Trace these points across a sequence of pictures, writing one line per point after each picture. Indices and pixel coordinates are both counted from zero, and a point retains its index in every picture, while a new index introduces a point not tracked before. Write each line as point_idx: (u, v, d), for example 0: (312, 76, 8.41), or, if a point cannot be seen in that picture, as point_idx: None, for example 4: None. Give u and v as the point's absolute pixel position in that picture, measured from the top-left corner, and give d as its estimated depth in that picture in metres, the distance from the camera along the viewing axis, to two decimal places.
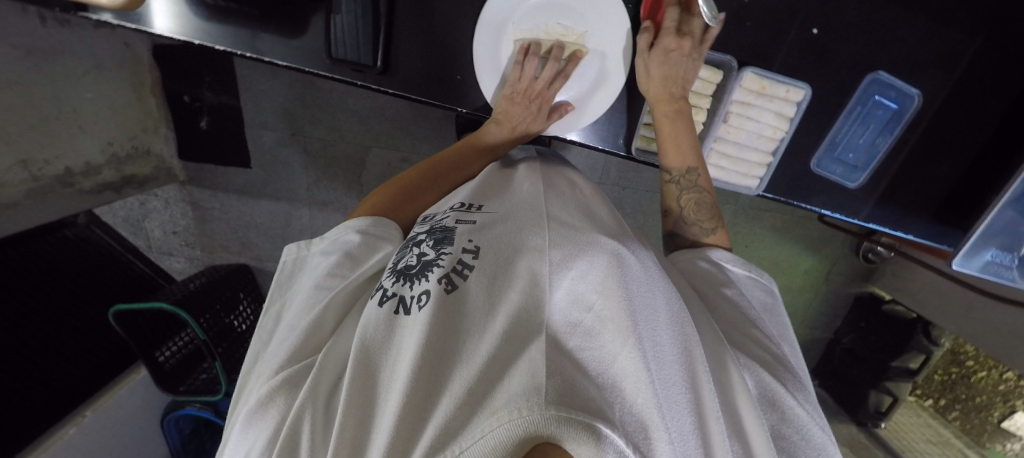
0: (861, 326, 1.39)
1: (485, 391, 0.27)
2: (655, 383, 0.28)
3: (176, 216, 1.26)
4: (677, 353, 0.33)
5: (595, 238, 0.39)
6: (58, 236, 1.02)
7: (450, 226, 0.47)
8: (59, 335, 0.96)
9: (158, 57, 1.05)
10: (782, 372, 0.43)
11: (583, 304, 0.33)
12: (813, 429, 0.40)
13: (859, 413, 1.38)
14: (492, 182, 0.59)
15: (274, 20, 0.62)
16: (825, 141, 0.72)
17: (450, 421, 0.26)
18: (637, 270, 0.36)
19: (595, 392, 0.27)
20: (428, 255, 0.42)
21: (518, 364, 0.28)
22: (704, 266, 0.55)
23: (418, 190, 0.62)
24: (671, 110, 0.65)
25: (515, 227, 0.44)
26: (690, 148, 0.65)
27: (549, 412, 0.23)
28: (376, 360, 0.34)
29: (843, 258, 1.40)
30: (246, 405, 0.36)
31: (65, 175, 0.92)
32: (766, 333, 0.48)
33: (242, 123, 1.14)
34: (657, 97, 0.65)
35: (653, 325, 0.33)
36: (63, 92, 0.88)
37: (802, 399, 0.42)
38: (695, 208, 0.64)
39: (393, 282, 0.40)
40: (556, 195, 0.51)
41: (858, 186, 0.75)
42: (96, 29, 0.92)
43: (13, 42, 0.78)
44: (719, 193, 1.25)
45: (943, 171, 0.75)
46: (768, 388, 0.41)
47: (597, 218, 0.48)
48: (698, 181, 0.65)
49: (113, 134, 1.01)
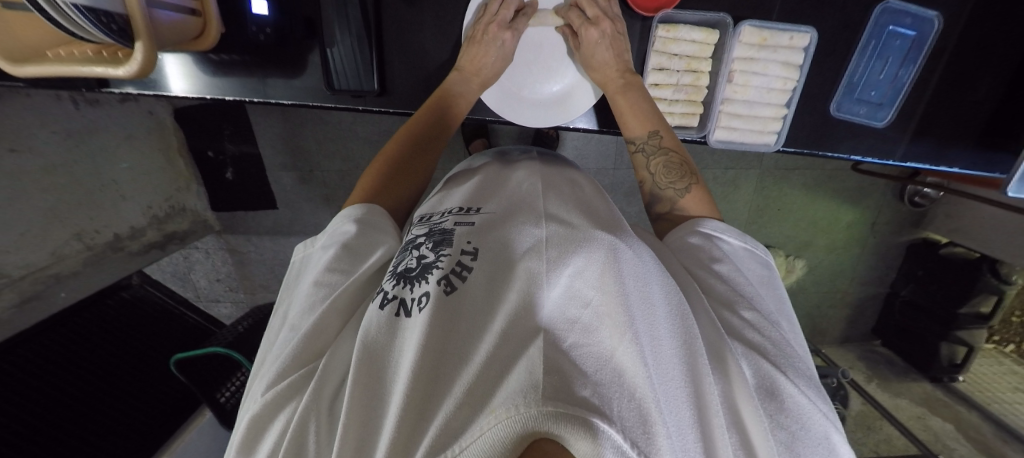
0: (919, 274, 1.28)
1: (486, 390, 0.28)
2: (652, 379, 0.28)
3: (217, 265, 1.34)
4: (676, 348, 0.33)
5: (591, 233, 0.39)
6: (118, 299, 1.12)
7: (448, 228, 0.48)
8: (129, 389, 1.04)
9: (180, 119, 1.11)
10: (779, 356, 0.41)
11: (581, 300, 0.33)
12: (816, 418, 0.37)
13: (933, 369, 1.30)
14: (491, 182, 0.59)
15: (275, 63, 0.65)
16: (841, 84, 0.68)
17: (450, 421, 0.27)
18: (634, 260, 0.36)
19: (593, 387, 0.26)
20: (427, 257, 0.43)
21: (517, 363, 0.29)
22: (694, 241, 0.51)
23: (395, 167, 0.60)
24: (619, 85, 0.64)
25: (514, 227, 0.44)
26: (649, 113, 0.63)
27: (545, 410, 0.24)
28: (378, 361, 0.35)
29: (886, 207, 1.31)
30: (248, 409, 0.38)
31: (114, 240, 1.00)
32: (763, 312, 0.45)
33: (263, 169, 1.20)
34: (604, 76, 0.64)
35: (652, 321, 0.32)
36: (103, 164, 0.96)
37: (806, 386, 0.39)
38: (665, 171, 0.60)
39: (393, 284, 0.41)
40: (556, 192, 0.51)
41: (886, 124, 0.71)
42: (122, 102, 1.01)
43: (55, 127, 0.87)
44: (739, 161, 1.21)
45: (981, 95, 0.69)
46: (768, 376, 0.39)
47: (595, 214, 0.47)
48: (664, 143, 0.62)
49: (151, 197, 1.08)
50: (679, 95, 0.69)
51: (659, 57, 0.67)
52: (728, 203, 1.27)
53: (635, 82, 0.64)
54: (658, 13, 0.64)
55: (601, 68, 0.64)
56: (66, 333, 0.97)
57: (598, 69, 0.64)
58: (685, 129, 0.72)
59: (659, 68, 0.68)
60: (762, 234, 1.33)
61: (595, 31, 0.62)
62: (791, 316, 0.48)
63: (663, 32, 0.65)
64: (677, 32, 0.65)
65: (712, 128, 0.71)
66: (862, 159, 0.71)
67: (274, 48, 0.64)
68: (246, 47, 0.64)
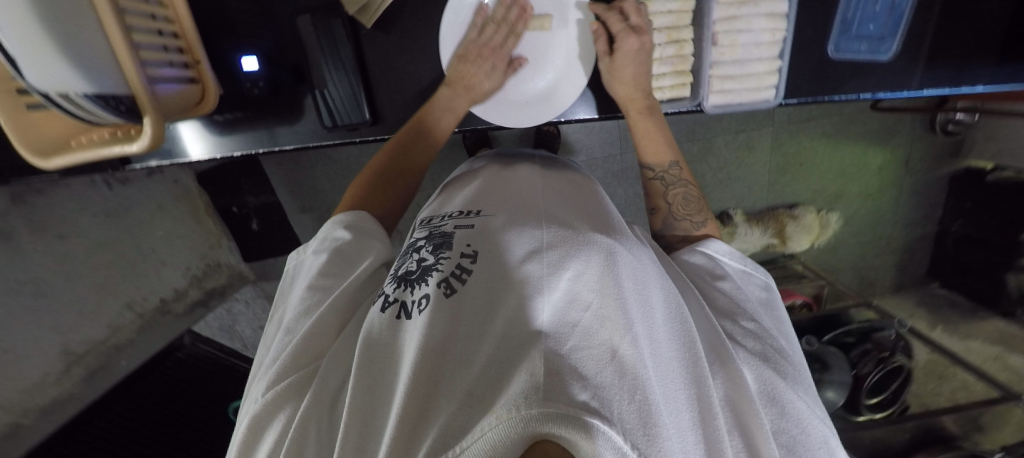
0: (968, 207, 1.22)
1: (485, 394, 0.29)
2: (650, 380, 0.30)
3: (258, 312, 1.38)
4: (672, 352, 0.36)
5: (589, 240, 0.42)
6: (174, 362, 1.14)
7: (448, 231, 0.50)
8: (191, 442, 1.15)
9: (202, 181, 1.18)
10: (782, 362, 0.44)
11: (580, 304, 0.34)
12: (814, 425, 0.41)
13: (1003, 302, 1.19)
14: (491, 182, 0.60)
15: (273, 112, 0.67)
16: (836, 23, 0.65)
17: (451, 420, 0.28)
18: (631, 267, 0.40)
19: (591, 386, 0.27)
20: (427, 260, 0.45)
21: (519, 364, 0.30)
22: (698, 260, 0.54)
23: (387, 177, 0.63)
24: (642, 107, 0.66)
25: (510, 231, 0.46)
26: (666, 143, 0.67)
27: (545, 411, 0.25)
28: (380, 357, 0.37)
29: (918, 142, 1.23)
30: (250, 401, 0.40)
31: (161, 305, 1.11)
32: (759, 322, 0.47)
33: (285, 215, 1.26)
34: (629, 95, 0.66)
35: (649, 326, 0.35)
36: (141, 236, 1.07)
37: (803, 392, 0.42)
38: (684, 202, 0.63)
39: (394, 288, 0.43)
40: (554, 197, 0.54)
41: (892, 56, 0.67)
42: (149, 175, 1.11)
43: (94, 209, 0.99)
44: (745, 123, 1.19)
45: (993, 8, 0.65)
46: (768, 382, 0.42)
47: (597, 216, 0.50)
48: (681, 176, 0.66)
49: (187, 259, 1.17)
50: (666, 67, 0.68)
51: None
52: (746, 167, 1.23)
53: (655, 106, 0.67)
54: None
55: (628, 84, 0.65)
56: (127, 403, 1.03)
57: (624, 88, 0.66)
58: (678, 100, 0.71)
59: None
60: (787, 192, 1.28)
61: (635, 40, 0.63)
62: (791, 336, 0.51)
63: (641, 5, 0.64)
64: (652, 5, 0.64)
65: (704, 95, 0.68)
66: (875, 97, 0.68)
67: (271, 100, 0.67)
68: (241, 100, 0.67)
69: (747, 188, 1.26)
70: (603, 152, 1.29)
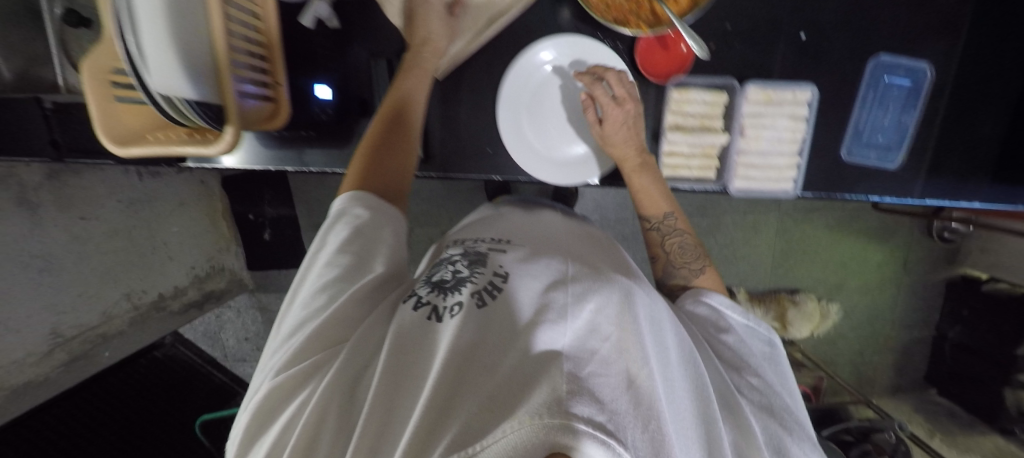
0: (965, 314, 1.22)
1: (510, 400, 0.28)
2: (664, 412, 0.29)
3: (247, 323, 1.49)
4: (686, 392, 0.37)
5: (612, 279, 0.43)
6: (150, 359, 1.24)
7: (484, 252, 0.50)
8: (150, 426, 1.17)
9: (225, 185, 1.31)
10: (787, 417, 0.46)
11: (599, 333, 0.34)
12: None
13: (1002, 419, 1.13)
14: (526, 219, 0.65)
15: (331, 136, 0.67)
16: (849, 129, 0.65)
17: (472, 423, 0.28)
18: (647, 305, 0.40)
19: (605, 403, 0.27)
20: (462, 272, 0.46)
21: (544, 375, 0.29)
22: (702, 312, 0.53)
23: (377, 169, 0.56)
24: (636, 165, 0.61)
25: (540, 259, 0.47)
26: (659, 192, 0.62)
27: (563, 423, 0.24)
28: (413, 353, 0.38)
29: (915, 245, 1.28)
30: (267, 370, 0.43)
31: (158, 300, 1.14)
32: (762, 383, 0.48)
33: (299, 229, 1.38)
34: (621, 155, 0.61)
35: (666, 363, 0.35)
36: (158, 231, 1.12)
37: (803, 444, 0.45)
38: (681, 251, 0.62)
39: (427, 291, 0.44)
40: (578, 243, 0.57)
41: (897, 166, 0.67)
42: (179, 173, 1.20)
43: (122, 195, 1.04)
44: (755, 204, 1.24)
45: (987, 131, 0.65)
46: (775, 438, 0.44)
47: (613, 266, 0.52)
48: (677, 224, 0.63)
49: (194, 257, 1.25)
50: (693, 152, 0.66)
51: (671, 117, 0.65)
52: (748, 246, 1.28)
53: (647, 161, 0.62)
54: (667, 80, 0.64)
55: (620, 146, 0.61)
56: (102, 395, 1.10)
57: (617, 149, 0.61)
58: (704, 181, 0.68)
59: (676, 127, 0.66)
60: (790, 276, 1.30)
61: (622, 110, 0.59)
62: (796, 394, 0.50)
63: (675, 95, 0.64)
64: (688, 94, 0.64)
65: (729, 179, 0.67)
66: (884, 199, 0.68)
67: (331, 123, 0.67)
68: (306, 122, 0.66)
69: (751, 268, 1.30)
70: (616, 213, 1.34)
